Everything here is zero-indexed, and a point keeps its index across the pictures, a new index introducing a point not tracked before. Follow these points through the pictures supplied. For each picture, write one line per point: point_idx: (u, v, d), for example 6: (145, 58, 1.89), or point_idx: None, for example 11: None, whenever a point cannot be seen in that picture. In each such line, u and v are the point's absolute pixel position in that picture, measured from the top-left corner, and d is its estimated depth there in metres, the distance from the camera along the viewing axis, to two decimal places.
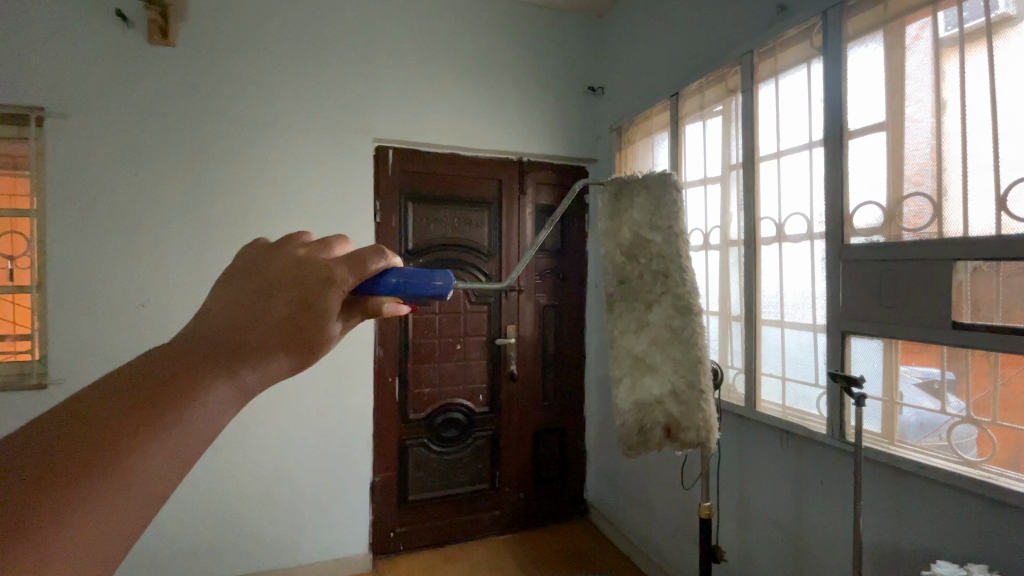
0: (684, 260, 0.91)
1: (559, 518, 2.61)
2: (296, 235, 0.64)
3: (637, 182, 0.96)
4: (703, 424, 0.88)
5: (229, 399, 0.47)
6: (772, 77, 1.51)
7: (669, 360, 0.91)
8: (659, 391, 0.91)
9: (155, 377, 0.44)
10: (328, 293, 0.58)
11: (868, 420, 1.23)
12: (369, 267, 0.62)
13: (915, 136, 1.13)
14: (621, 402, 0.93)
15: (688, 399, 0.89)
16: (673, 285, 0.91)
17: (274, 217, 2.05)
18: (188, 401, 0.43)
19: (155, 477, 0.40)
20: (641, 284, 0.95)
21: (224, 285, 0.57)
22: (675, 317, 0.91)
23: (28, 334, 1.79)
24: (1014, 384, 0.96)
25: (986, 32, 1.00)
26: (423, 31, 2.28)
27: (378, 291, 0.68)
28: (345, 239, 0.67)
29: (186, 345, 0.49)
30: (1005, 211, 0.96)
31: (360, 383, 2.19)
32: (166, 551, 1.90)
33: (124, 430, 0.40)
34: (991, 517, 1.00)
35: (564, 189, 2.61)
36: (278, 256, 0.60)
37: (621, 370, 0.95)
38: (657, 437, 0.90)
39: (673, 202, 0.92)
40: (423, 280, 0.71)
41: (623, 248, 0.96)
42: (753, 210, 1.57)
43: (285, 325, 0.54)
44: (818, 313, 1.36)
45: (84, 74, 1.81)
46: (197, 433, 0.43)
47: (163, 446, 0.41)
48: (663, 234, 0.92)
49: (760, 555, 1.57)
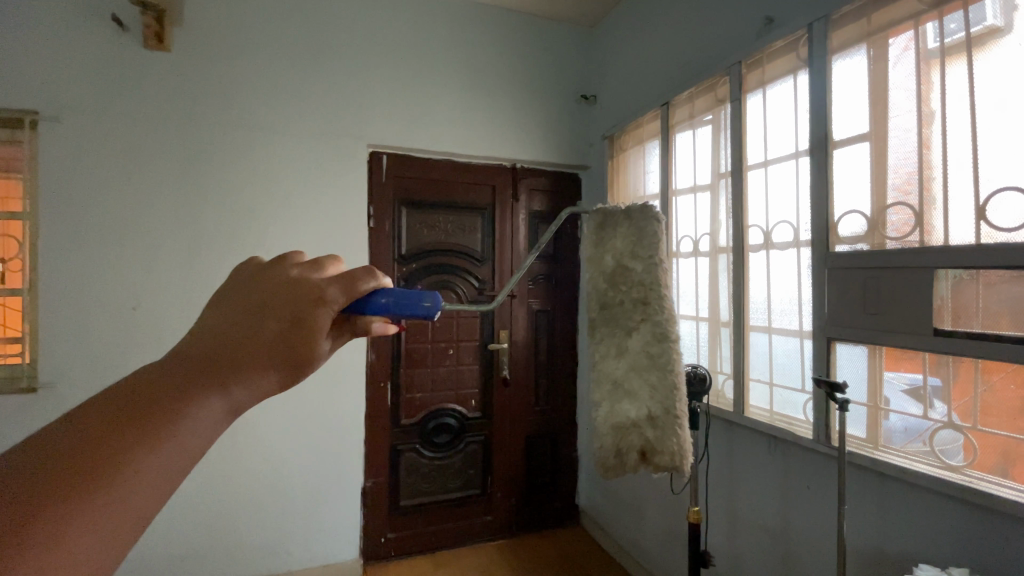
0: (664, 289, 0.91)
1: (550, 524, 2.61)
2: (289, 254, 0.65)
3: (621, 212, 0.96)
4: (677, 450, 0.88)
5: (220, 414, 0.48)
6: (760, 87, 1.53)
7: (646, 386, 0.92)
8: (636, 415, 0.91)
9: (150, 392, 0.44)
10: (318, 311, 0.58)
11: (852, 425, 1.25)
12: (360, 287, 0.63)
13: (900, 147, 1.14)
14: (600, 424, 0.95)
15: (663, 423, 0.89)
16: (653, 312, 0.91)
17: (268, 221, 2.06)
18: (182, 414, 0.44)
19: (150, 489, 0.41)
20: (622, 311, 0.95)
21: (220, 300, 0.57)
22: (653, 344, 0.91)
23: (19, 338, 1.77)
24: (994, 390, 0.97)
25: (966, 46, 1.02)
26: (417, 39, 2.29)
27: (366, 312, 0.67)
28: (337, 259, 0.67)
29: (179, 361, 0.49)
30: (985, 221, 0.98)
31: (352, 388, 2.18)
32: (156, 557, 1.89)
33: (120, 444, 0.40)
34: (974, 522, 1.01)
35: (556, 195, 2.63)
36: (272, 274, 0.60)
37: (600, 394, 0.96)
38: (632, 460, 0.92)
39: (655, 232, 0.91)
40: (413, 300, 0.69)
41: (606, 275, 0.97)
42: (742, 217, 1.58)
43: (277, 342, 0.55)
44: (804, 320, 1.38)
45: (79, 78, 1.81)
46: (190, 445, 0.44)
47: (159, 459, 0.41)
48: (644, 263, 0.92)
49: (748, 560, 1.57)
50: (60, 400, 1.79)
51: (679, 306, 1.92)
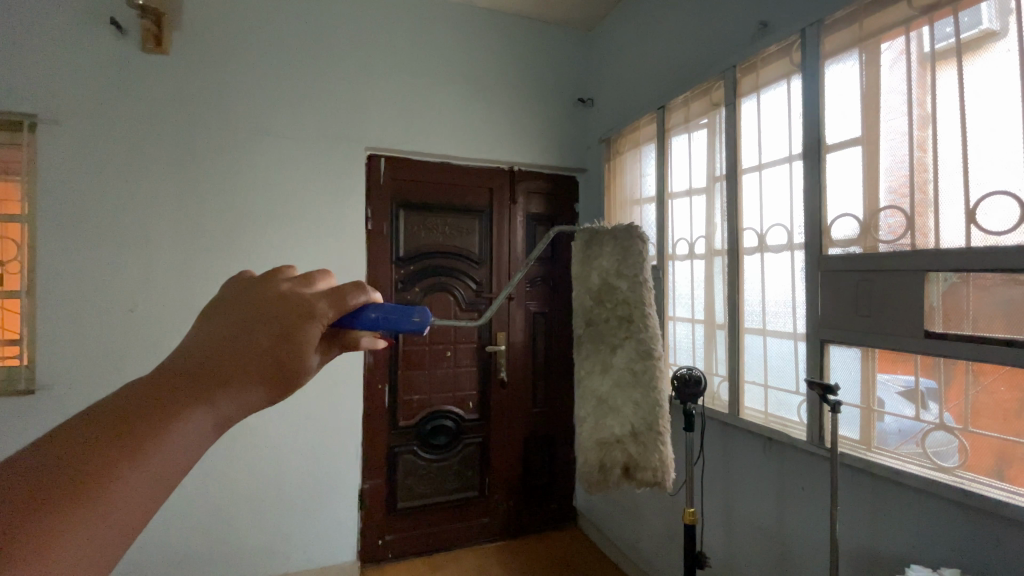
0: (649, 307, 0.91)
1: (548, 525, 2.61)
2: (280, 268, 0.65)
3: (607, 231, 0.96)
4: (660, 465, 0.88)
5: (206, 429, 0.48)
6: (755, 92, 1.54)
7: (630, 402, 0.91)
8: (620, 431, 0.91)
9: (138, 408, 0.45)
10: (308, 325, 0.59)
11: (846, 427, 1.25)
12: (350, 301, 0.64)
13: (892, 151, 1.15)
14: (585, 440, 0.94)
15: (646, 439, 0.89)
16: (636, 330, 0.92)
17: (266, 223, 2.06)
18: (167, 430, 0.44)
19: (133, 505, 0.41)
20: (607, 328, 0.95)
21: (211, 313, 0.57)
22: (637, 361, 0.91)
23: (17, 340, 1.75)
24: (987, 392, 0.98)
25: (957, 52, 1.03)
26: (414, 42, 2.30)
27: (356, 326, 0.68)
28: (327, 273, 0.67)
29: (167, 376, 0.49)
30: (975, 225, 0.99)
31: (349, 389, 2.18)
32: (153, 559, 1.88)
33: (104, 460, 0.40)
34: (968, 523, 1.01)
35: (553, 197, 2.63)
36: (263, 287, 0.60)
37: (585, 409, 0.95)
38: (615, 476, 0.91)
39: (639, 252, 0.92)
40: (402, 315, 0.70)
41: (592, 293, 0.96)
42: (737, 220, 1.59)
43: (266, 356, 0.55)
44: (798, 322, 1.39)
45: (77, 81, 1.81)
46: (174, 461, 0.44)
47: (143, 475, 0.41)
48: (629, 281, 0.92)
49: (744, 562, 1.57)
50: (57, 402, 1.79)
51: (675, 308, 1.92)
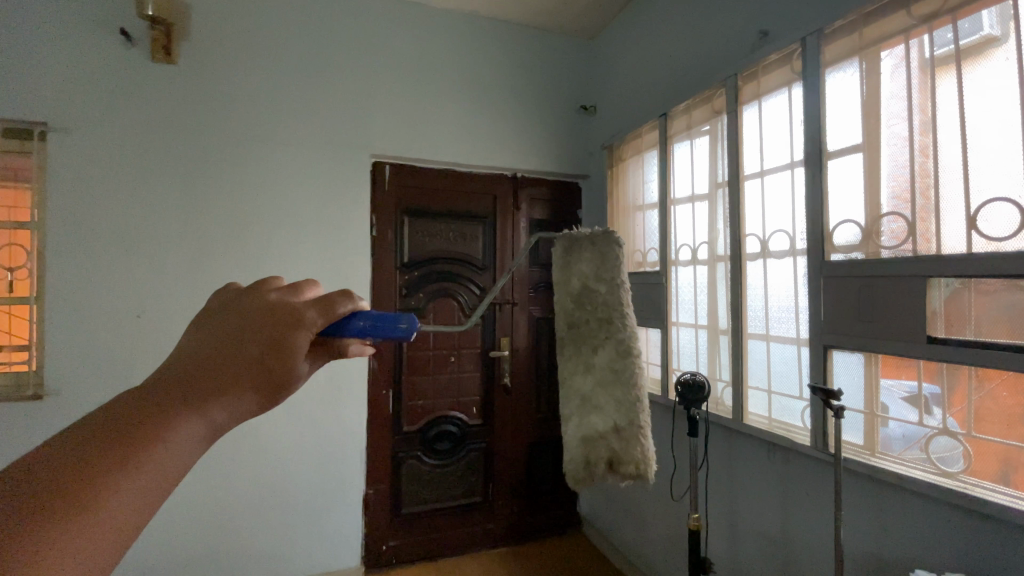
0: (626, 309, 0.91)
1: (551, 531, 2.60)
2: (268, 280, 0.65)
3: (585, 237, 0.95)
4: (641, 458, 0.85)
5: (198, 437, 0.48)
6: (756, 99, 1.55)
7: (612, 400, 0.89)
8: (603, 427, 0.89)
9: (129, 420, 0.45)
10: (296, 334, 0.58)
11: (849, 432, 1.26)
12: (338, 309, 0.64)
13: (896, 157, 1.15)
14: (569, 438, 0.92)
15: (628, 434, 0.86)
16: (616, 330, 0.90)
17: (273, 229, 2.07)
18: (160, 440, 0.45)
19: (128, 512, 0.41)
20: (589, 329, 0.94)
21: (200, 327, 0.57)
22: (617, 360, 0.90)
23: (25, 346, 1.77)
24: (990, 398, 0.98)
25: (955, 59, 1.04)
26: (419, 51, 2.32)
27: (345, 334, 0.67)
28: (315, 283, 0.67)
29: (152, 389, 0.49)
30: (976, 231, 0.99)
31: (354, 394, 2.19)
32: (158, 564, 1.88)
33: (97, 470, 0.41)
34: (969, 527, 1.01)
35: (556, 203, 2.64)
36: (250, 297, 0.61)
37: (568, 408, 0.93)
38: (600, 471, 0.87)
39: (617, 255, 0.91)
40: (388, 324, 0.69)
41: (573, 296, 0.96)
42: (738, 225, 1.59)
43: (255, 365, 0.55)
44: (801, 327, 1.38)
45: (87, 90, 1.83)
46: (169, 468, 0.44)
47: (136, 485, 0.42)
48: (607, 284, 0.92)
49: (748, 567, 1.57)
50: (64, 407, 1.79)
51: (677, 313, 1.93)
